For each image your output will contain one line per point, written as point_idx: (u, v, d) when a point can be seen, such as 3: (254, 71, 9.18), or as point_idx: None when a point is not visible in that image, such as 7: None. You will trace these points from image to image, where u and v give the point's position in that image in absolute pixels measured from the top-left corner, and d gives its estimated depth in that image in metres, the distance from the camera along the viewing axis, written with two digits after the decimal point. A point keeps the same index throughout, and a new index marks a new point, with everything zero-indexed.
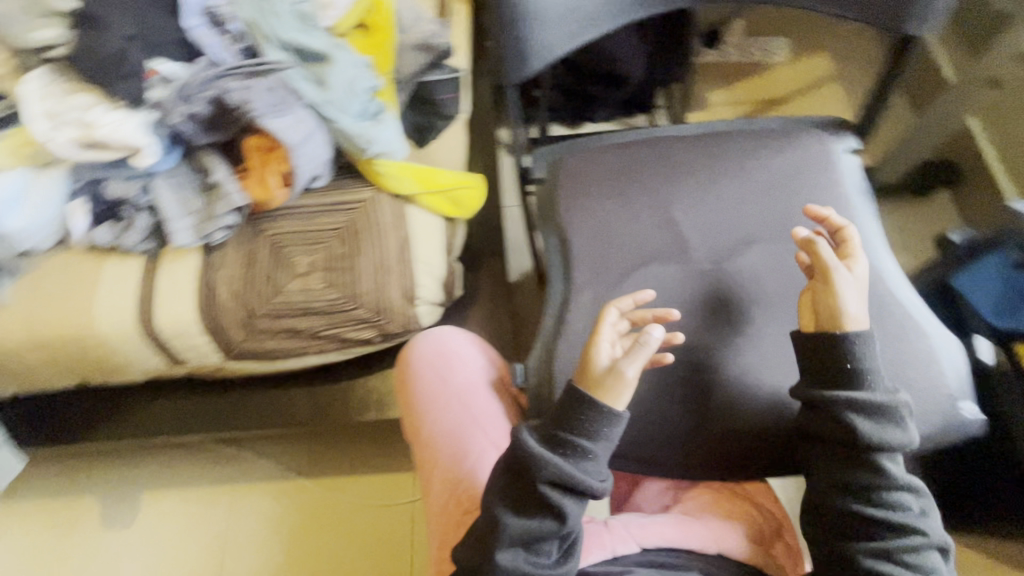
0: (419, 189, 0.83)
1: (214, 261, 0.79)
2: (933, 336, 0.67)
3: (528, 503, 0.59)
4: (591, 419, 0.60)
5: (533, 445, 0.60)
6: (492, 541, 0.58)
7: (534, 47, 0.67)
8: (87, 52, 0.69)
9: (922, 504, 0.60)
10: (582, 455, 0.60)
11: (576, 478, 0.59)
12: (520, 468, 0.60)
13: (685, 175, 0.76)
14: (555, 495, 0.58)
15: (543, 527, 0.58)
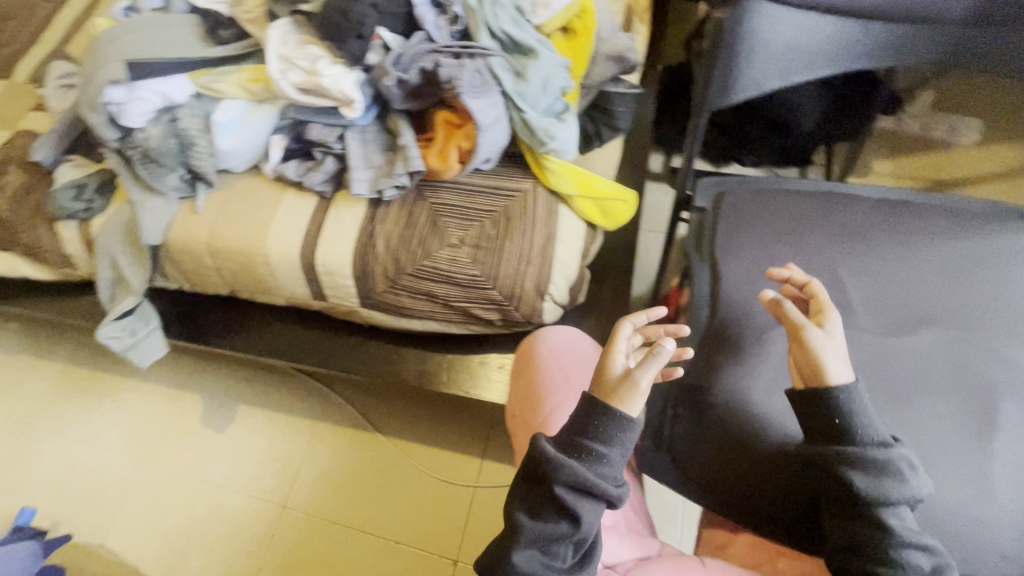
0: (577, 192, 0.85)
1: (379, 215, 0.86)
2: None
3: (543, 505, 0.59)
4: (605, 425, 0.59)
5: (546, 448, 0.60)
6: (513, 542, 0.59)
7: (746, 80, 0.64)
8: (330, 10, 0.77)
9: (941, 566, 0.54)
10: (590, 455, 0.59)
11: (589, 482, 0.58)
12: (537, 471, 0.60)
13: (864, 240, 0.73)
14: (569, 499, 0.57)
15: (554, 529, 0.58)
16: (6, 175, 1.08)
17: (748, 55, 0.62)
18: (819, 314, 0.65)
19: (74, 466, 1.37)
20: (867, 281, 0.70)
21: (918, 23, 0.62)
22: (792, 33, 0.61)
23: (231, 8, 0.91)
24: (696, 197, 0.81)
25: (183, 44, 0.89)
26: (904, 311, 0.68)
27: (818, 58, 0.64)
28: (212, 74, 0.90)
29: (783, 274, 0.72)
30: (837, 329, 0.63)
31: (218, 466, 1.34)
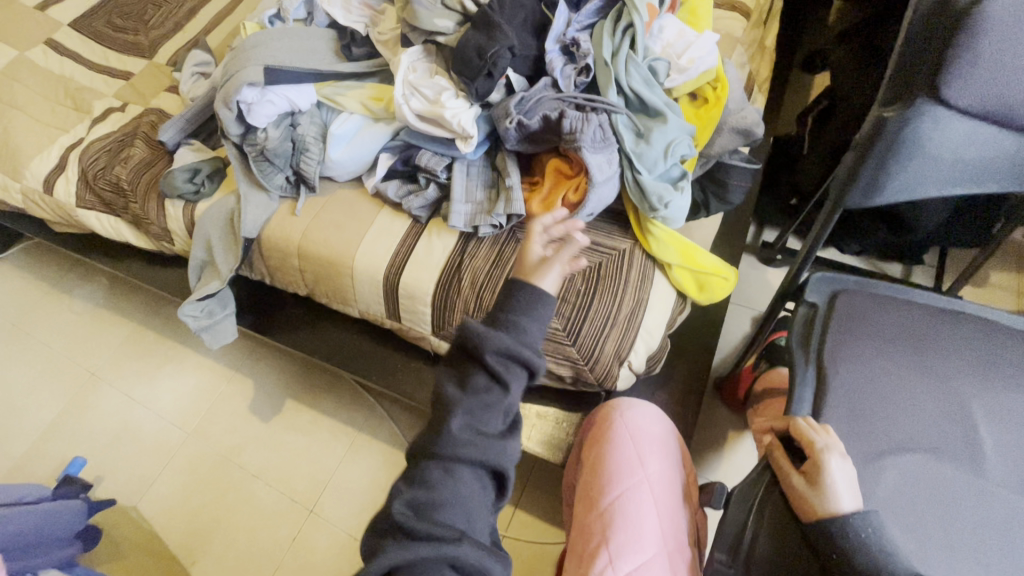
0: (677, 262, 0.81)
1: (469, 249, 0.85)
2: None
3: (473, 375, 0.61)
4: (525, 299, 0.63)
5: (479, 324, 0.62)
6: (449, 417, 0.59)
7: (898, 184, 0.59)
8: (465, 46, 0.78)
9: None
10: (518, 327, 0.62)
11: (516, 349, 0.60)
12: (470, 346, 0.61)
13: (1002, 375, 0.64)
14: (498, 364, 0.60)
15: (486, 399, 0.59)
16: (132, 149, 1.15)
17: (906, 158, 0.57)
18: (809, 460, 0.59)
19: (126, 425, 1.43)
20: (1001, 425, 0.61)
21: None
22: (962, 141, 0.55)
23: (367, 28, 0.94)
24: (806, 290, 0.75)
25: (317, 56, 0.92)
26: None
27: (987, 169, 0.58)
28: (336, 87, 0.93)
29: (900, 395, 0.64)
30: (821, 474, 0.57)
31: (256, 455, 1.35)
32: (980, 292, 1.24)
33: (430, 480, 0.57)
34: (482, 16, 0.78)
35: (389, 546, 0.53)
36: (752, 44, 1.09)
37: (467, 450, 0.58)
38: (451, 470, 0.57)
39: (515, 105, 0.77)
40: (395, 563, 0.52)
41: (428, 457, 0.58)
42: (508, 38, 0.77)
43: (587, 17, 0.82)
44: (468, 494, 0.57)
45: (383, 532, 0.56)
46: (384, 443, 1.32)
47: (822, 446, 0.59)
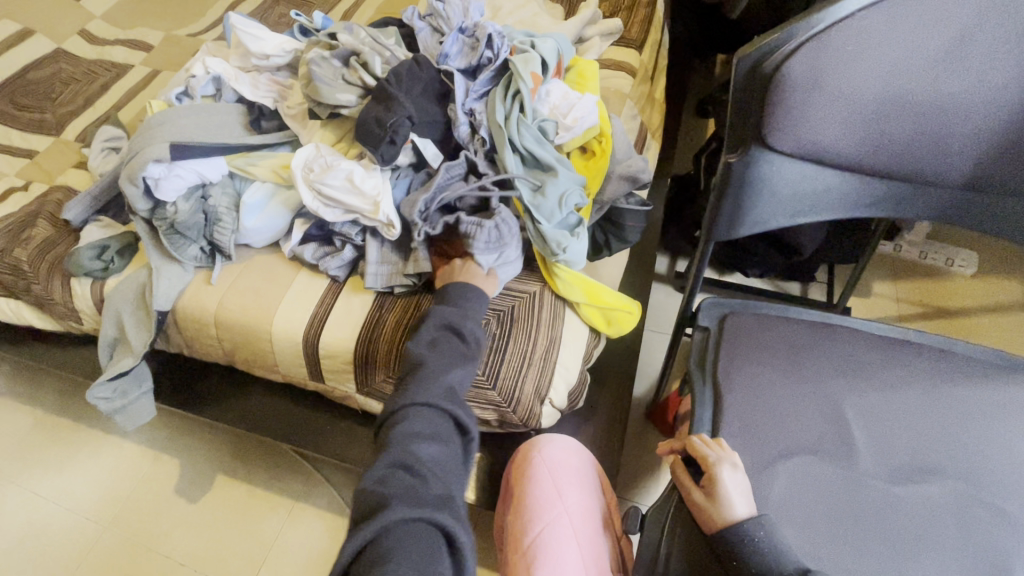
0: (584, 301, 0.87)
1: (388, 305, 0.89)
2: None
3: (439, 339, 0.72)
4: (463, 291, 0.78)
5: (449, 310, 0.75)
6: (435, 377, 0.66)
7: (750, 217, 0.68)
8: (367, 117, 0.83)
9: None
10: (469, 300, 0.77)
11: (456, 319, 0.74)
12: (447, 321, 0.73)
13: (865, 375, 0.72)
14: (459, 320, 0.73)
15: (460, 366, 0.69)
16: (34, 228, 1.11)
17: (754, 197, 0.66)
18: (706, 475, 0.63)
19: (34, 526, 1.30)
20: (869, 419, 0.68)
21: (917, 182, 0.65)
22: (794, 178, 0.65)
23: (275, 102, 0.98)
24: (699, 316, 0.82)
25: (226, 131, 0.95)
26: (909, 457, 0.65)
27: (822, 201, 0.67)
28: (247, 158, 0.95)
29: (784, 403, 0.70)
30: (722, 484, 0.61)
31: (184, 540, 1.26)
32: (866, 301, 1.38)
33: (414, 439, 0.60)
34: (380, 88, 0.83)
35: (385, 504, 0.51)
36: (641, 96, 1.22)
37: (445, 404, 0.64)
38: (434, 431, 0.61)
39: (421, 211, 0.83)
40: (389, 521, 0.50)
41: (410, 418, 0.62)
42: (406, 108, 0.83)
43: (484, 82, 0.89)
44: (447, 455, 0.60)
45: (374, 496, 0.53)
46: (323, 511, 1.27)
47: (715, 461, 0.63)
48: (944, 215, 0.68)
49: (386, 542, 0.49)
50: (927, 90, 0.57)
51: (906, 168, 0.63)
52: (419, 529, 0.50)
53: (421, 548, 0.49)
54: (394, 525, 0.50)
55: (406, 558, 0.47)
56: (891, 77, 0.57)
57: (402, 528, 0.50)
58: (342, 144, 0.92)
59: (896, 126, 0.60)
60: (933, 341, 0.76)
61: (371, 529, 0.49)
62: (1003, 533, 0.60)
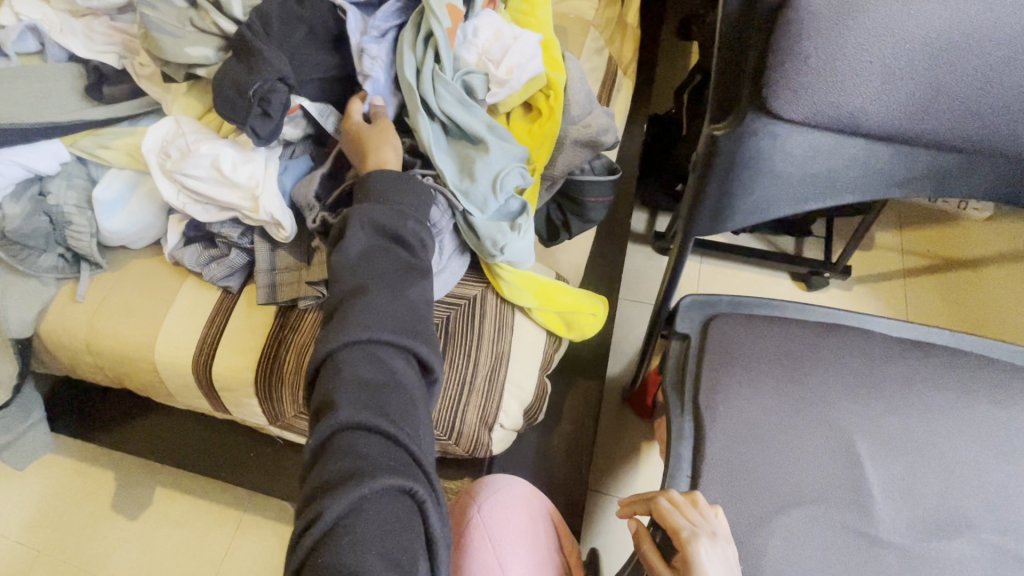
0: (537, 304, 0.70)
1: (291, 322, 0.70)
2: None
3: (370, 252, 0.54)
4: (401, 181, 0.58)
5: (383, 206, 0.56)
6: (380, 307, 0.50)
7: (742, 207, 0.50)
8: (227, 79, 0.61)
9: None
10: (403, 192, 0.57)
11: (396, 221, 0.55)
12: (382, 225, 0.55)
13: (881, 397, 0.57)
14: (393, 222, 0.55)
15: (410, 285, 0.53)
16: None
17: (752, 180, 0.47)
18: (680, 555, 0.49)
19: None
20: (888, 456, 0.54)
21: (974, 153, 0.46)
22: (804, 155, 0.46)
23: (121, 59, 0.74)
24: (677, 320, 0.66)
25: (57, 102, 0.72)
26: (936, 504, 0.52)
27: (842, 182, 0.49)
28: (98, 137, 0.74)
29: (781, 438, 0.56)
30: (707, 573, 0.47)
31: (125, 564, 1.15)
32: (866, 255, 1.22)
33: (374, 386, 0.46)
34: (240, 37, 0.61)
35: (361, 470, 0.42)
36: (607, 25, 0.98)
37: (403, 338, 0.49)
38: (394, 375, 0.48)
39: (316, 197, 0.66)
40: (370, 492, 0.41)
41: (360, 359, 0.47)
42: (280, 64, 0.61)
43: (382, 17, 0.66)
44: (416, 401, 0.48)
45: (341, 461, 0.43)
46: (276, 521, 1.16)
47: (688, 534, 0.49)
48: (998, 195, 0.50)
49: (356, 527, 0.40)
50: (996, 23, 0.40)
51: (963, 135, 0.45)
52: (397, 506, 0.42)
53: (402, 528, 0.41)
54: (368, 503, 0.41)
55: (388, 543, 0.40)
56: (941, 8, 0.39)
57: (375, 505, 0.41)
58: (210, 115, 0.70)
59: (951, 77, 0.41)
60: (960, 343, 0.61)
61: (344, 501, 0.40)
62: None
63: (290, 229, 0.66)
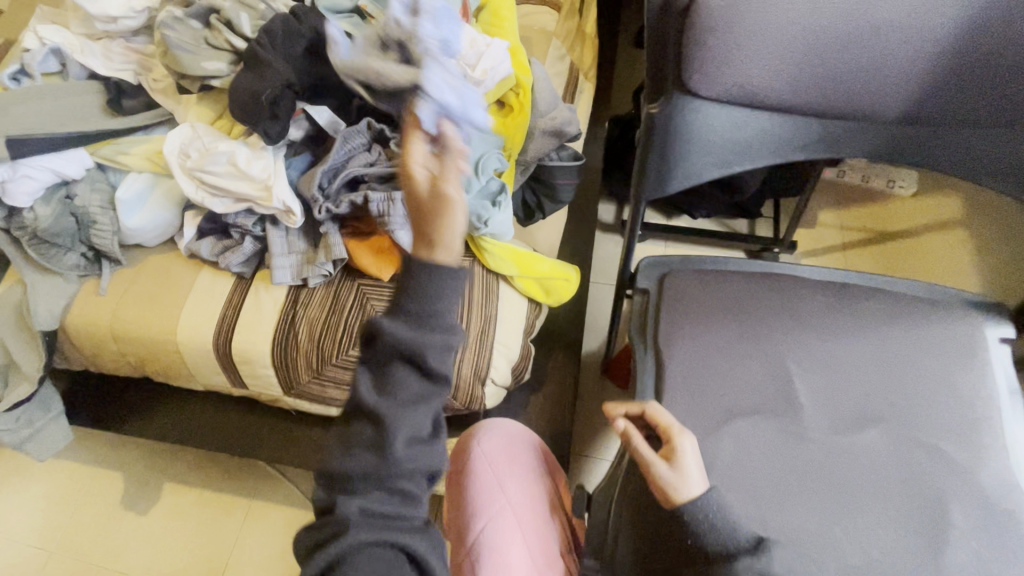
0: (518, 272, 0.81)
1: (302, 300, 0.79)
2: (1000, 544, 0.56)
3: (387, 379, 0.50)
4: (432, 292, 0.49)
5: (405, 322, 0.50)
6: (388, 416, 0.49)
7: (679, 172, 0.61)
8: (242, 86, 0.71)
9: None
10: (430, 309, 0.50)
11: (416, 338, 0.49)
12: (403, 343, 0.50)
13: (805, 328, 0.69)
14: (420, 347, 0.49)
15: (421, 403, 0.50)
16: None
17: (684, 149, 0.59)
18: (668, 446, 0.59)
19: None
20: (812, 372, 0.66)
21: (855, 119, 0.58)
22: (722, 126, 0.58)
23: (137, 76, 0.84)
24: (639, 277, 0.77)
25: (79, 115, 0.81)
26: (851, 406, 0.64)
27: (756, 148, 0.61)
28: (115, 145, 0.82)
29: (726, 365, 0.67)
30: (689, 456, 0.58)
31: (139, 557, 1.20)
32: (811, 232, 1.36)
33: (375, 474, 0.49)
34: (251, 51, 0.72)
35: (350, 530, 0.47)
36: (567, 34, 1.10)
37: (408, 442, 0.49)
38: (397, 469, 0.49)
39: (321, 186, 0.76)
40: (357, 548, 0.46)
41: (363, 446, 0.49)
42: (285, 72, 0.72)
43: (443, 36, 0.64)
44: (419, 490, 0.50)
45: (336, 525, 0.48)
46: (283, 506, 1.23)
47: (677, 428, 0.59)
48: (881, 155, 0.62)
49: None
50: (857, 15, 0.50)
51: (842, 105, 0.57)
52: (384, 562, 0.47)
53: None
54: (354, 557, 0.46)
55: None
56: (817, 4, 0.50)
57: (362, 559, 0.46)
58: (222, 120, 0.79)
59: (828, 59, 0.53)
60: (875, 281, 0.73)
61: (334, 553, 0.46)
62: (940, 475, 0.60)
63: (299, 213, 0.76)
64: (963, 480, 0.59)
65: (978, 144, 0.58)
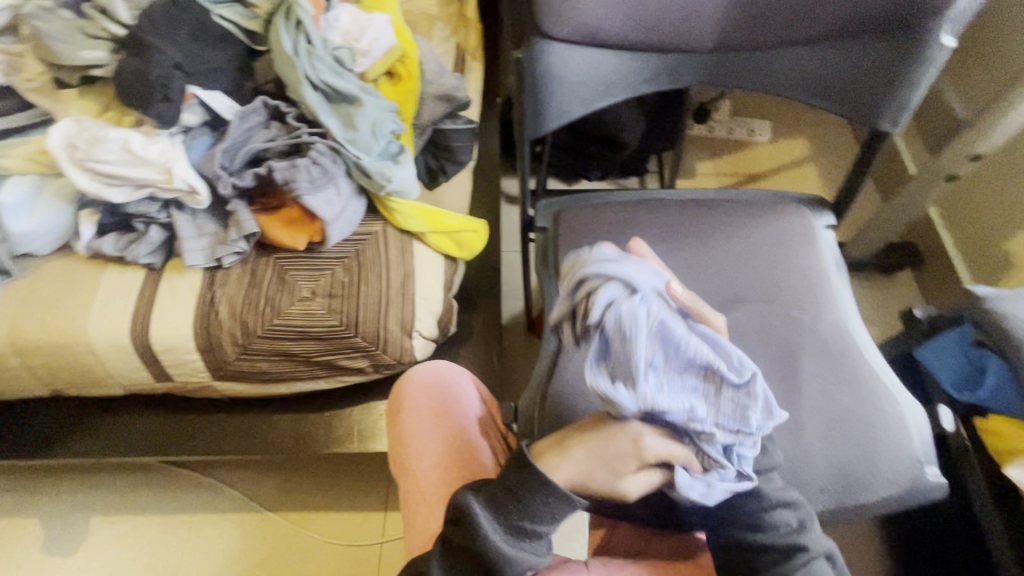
0: (428, 228, 0.86)
1: (219, 279, 0.81)
2: (846, 383, 0.70)
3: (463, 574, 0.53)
4: (540, 511, 0.53)
5: (504, 526, 0.54)
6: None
7: (549, 110, 0.71)
8: (134, 75, 0.75)
9: (800, 517, 0.59)
10: (530, 533, 0.54)
11: (508, 551, 0.53)
12: (493, 544, 0.52)
13: (678, 239, 0.81)
14: (509, 558, 0.52)
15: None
16: None
17: (548, 89, 0.69)
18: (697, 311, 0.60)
19: None
20: (687, 272, 0.78)
21: (681, 51, 0.70)
22: (576, 63, 0.68)
23: (8, 77, 0.82)
24: (537, 219, 0.87)
25: None
26: (720, 293, 0.76)
27: (609, 82, 0.71)
28: None
29: None
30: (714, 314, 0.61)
31: None
32: (693, 182, 1.53)
33: None
34: (137, 38, 0.75)
35: None
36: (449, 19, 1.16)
37: None
38: None
39: (222, 162, 0.78)
40: None
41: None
42: (173, 56, 0.75)
43: (727, 353, 0.55)
44: None
45: None
46: (226, 514, 1.15)
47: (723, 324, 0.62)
48: (708, 83, 0.74)
49: None
50: None
51: (667, 38, 0.68)
52: None
53: None
54: None
55: None
56: None
57: None
58: (109, 112, 0.80)
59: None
60: (728, 195, 0.86)
61: None
62: (794, 335, 0.73)
63: (205, 193, 0.78)
64: (810, 333, 0.73)
65: (786, 60, 0.70)
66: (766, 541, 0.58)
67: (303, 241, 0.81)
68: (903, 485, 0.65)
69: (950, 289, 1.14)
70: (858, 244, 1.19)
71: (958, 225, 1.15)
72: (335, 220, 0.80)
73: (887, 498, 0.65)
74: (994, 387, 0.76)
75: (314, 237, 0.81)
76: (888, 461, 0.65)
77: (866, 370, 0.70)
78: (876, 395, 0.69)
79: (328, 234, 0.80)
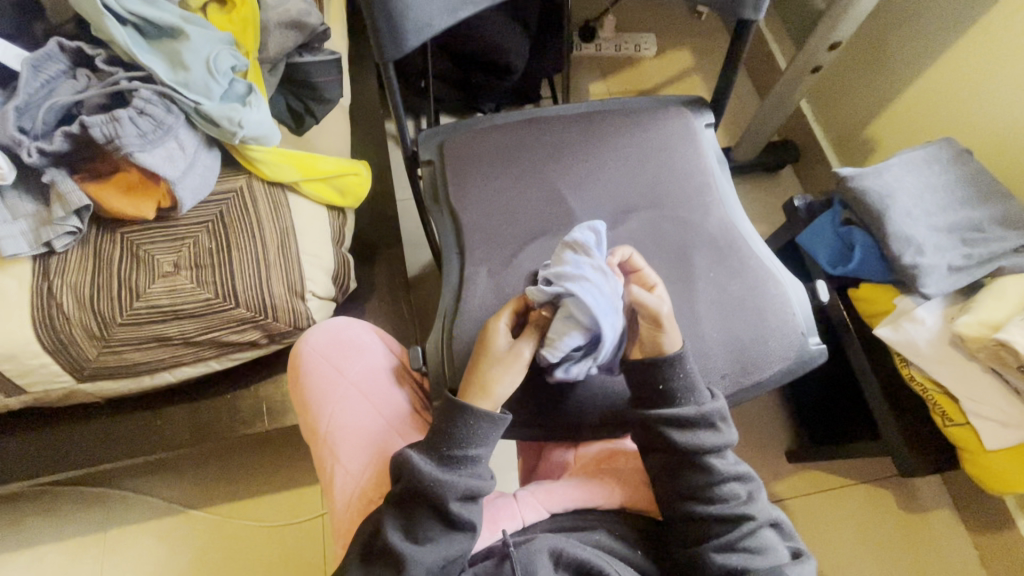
0: (301, 177, 0.77)
1: (55, 267, 0.69)
2: (739, 274, 0.72)
3: (415, 519, 0.55)
4: (464, 434, 0.57)
5: (435, 461, 0.57)
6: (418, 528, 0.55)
7: (406, 24, 0.63)
8: None
9: (750, 489, 0.60)
10: (463, 458, 0.57)
11: (446, 479, 0.56)
12: (428, 478, 0.55)
13: (567, 155, 0.78)
14: (449, 484, 0.55)
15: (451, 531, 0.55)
16: None
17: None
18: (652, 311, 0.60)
19: None
20: (579, 186, 0.76)
21: None
22: None
23: None
24: (421, 151, 0.80)
25: None
26: (613, 205, 0.76)
27: None
28: None
29: (512, 200, 0.75)
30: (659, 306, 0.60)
31: None
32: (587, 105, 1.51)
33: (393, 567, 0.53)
34: None
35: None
36: None
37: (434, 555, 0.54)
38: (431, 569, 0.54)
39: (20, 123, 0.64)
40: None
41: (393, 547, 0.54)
42: None
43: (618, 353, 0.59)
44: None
45: None
46: (142, 524, 1.05)
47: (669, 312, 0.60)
48: None
49: None
50: None
51: None
52: None
53: None
54: None
55: None
56: None
57: None
58: None
59: None
60: (611, 105, 0.84)
61: None
62: (686, 234, 0.74)
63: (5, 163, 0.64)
64: (700, 228, 0.74)
65: None
66: (716, 512, 0.57)
67: (150, 206, 0.70)
68: (790, 357, 0.70)
69: (825, 178, 1.22)
70: (743, 147, 1.23)
71: (827, 117, 1.22)
72: (183, 180, 0.69)
73: (782, 374, 0.70)
74: (862, 259, 0.84)
75: (162, 202, 0.70)
76: (789, 345, 0.70)
77: (752, 260, 0.73)
78: (762, 281, 0.73)
79: (178, 197, 0.70)
